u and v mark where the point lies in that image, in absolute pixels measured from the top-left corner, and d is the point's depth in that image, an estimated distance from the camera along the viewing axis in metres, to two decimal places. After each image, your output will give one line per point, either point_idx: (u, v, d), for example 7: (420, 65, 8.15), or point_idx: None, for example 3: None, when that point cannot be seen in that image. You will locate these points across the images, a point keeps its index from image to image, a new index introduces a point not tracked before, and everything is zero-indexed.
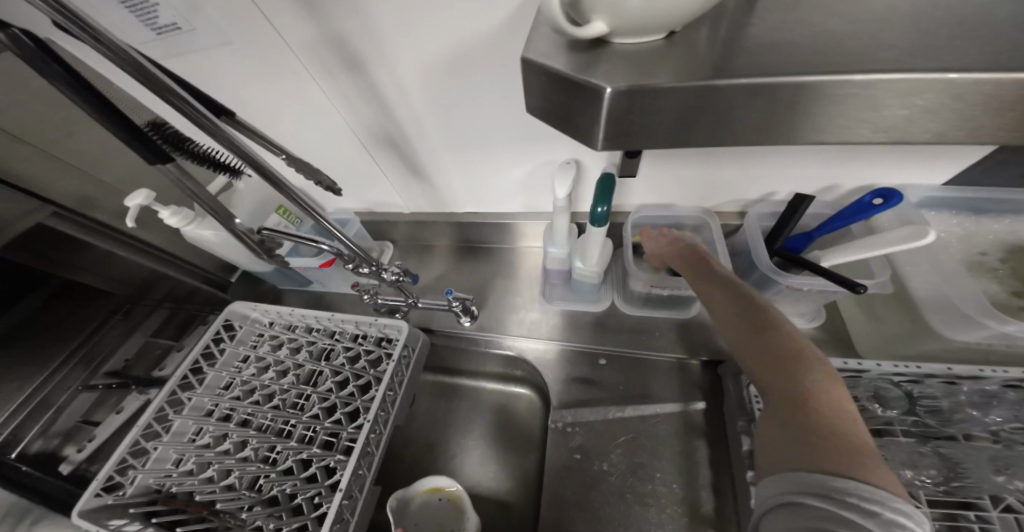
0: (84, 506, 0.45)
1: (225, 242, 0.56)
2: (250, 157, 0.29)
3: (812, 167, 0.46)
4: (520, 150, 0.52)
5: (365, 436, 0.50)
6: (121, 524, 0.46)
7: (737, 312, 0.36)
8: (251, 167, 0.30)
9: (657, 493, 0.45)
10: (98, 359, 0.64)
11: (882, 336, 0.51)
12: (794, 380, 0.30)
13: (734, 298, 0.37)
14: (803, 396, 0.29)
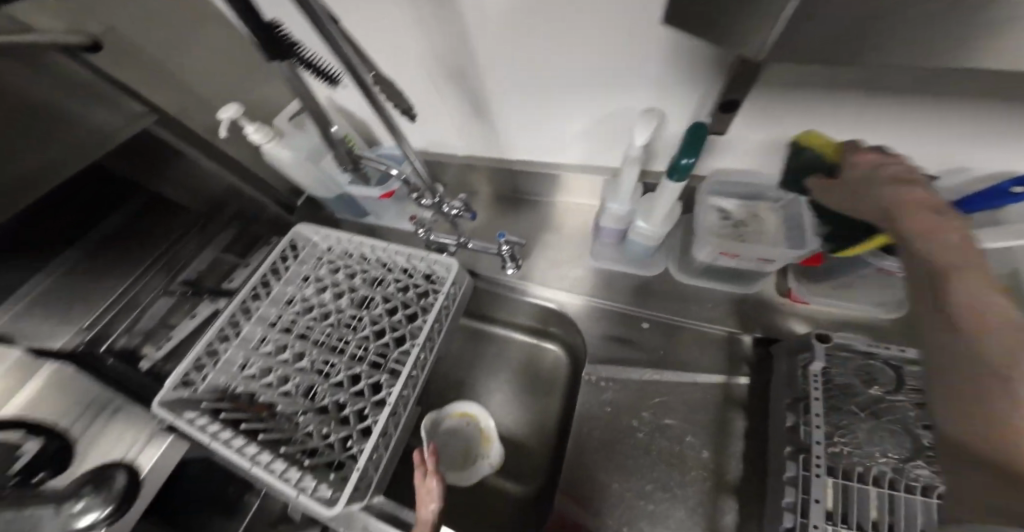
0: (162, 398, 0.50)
1: (299, 163, 0.58)
2: (355, 66, 0.30)
3: (944, 142, 0.40)
4: (597, 96, 0.48)
5: (413, 359, 0.54)
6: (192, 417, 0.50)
7: (931, 267, 0.25)
8: (354, 77, 0.31)
9: (683, 454, 0.47)
10: (177, 266, 0.64)
11: None
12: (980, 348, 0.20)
13: (937, 250, 0.25)
14: (987, 360, 0.19)
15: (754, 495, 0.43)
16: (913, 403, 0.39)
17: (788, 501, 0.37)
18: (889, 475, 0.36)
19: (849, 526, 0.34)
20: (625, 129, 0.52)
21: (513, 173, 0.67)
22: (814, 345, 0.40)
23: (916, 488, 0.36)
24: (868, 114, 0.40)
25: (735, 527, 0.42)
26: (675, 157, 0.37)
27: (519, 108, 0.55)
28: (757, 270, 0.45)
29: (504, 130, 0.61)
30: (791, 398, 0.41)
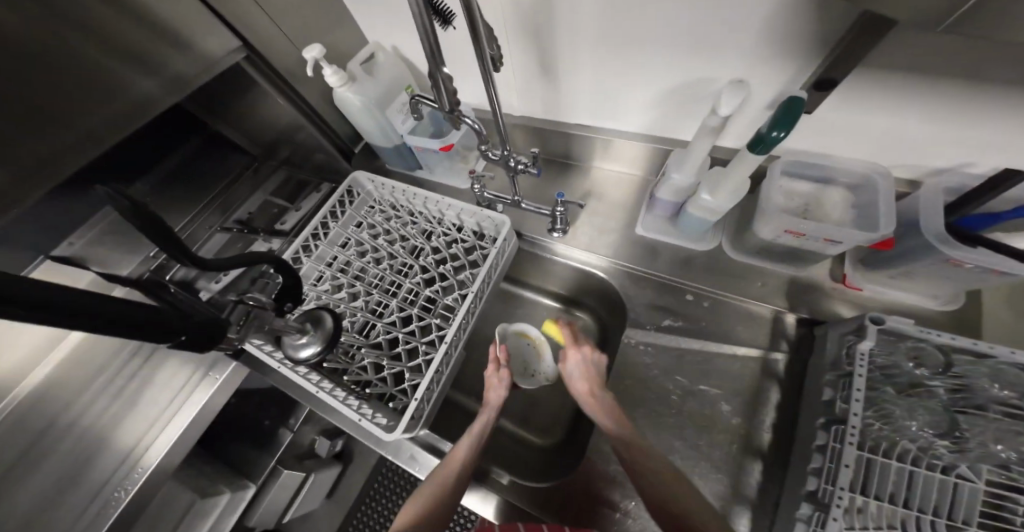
0: None
1: (366, 108, 0.61)
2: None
3: None
4: (676, 65, 0.48)
5: (465, 309, 0.57)
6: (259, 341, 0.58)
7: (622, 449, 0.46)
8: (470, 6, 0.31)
9: (717, 418, 0.50)
10: (230, 208, 0.77)
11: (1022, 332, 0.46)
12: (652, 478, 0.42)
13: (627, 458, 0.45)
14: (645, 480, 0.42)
15: (779, 461, 0.47)
16: (945, 388, 0.41)
17: (814, 466, 0.41)
18: (913, 453, 0.39)
19: (867, 495, 0.39)
20: (699, 102, 0.52)
21: (571, 136, 0.68)
22: (867, 328, 0.41)
23: (936, 467, 0.39)
24: (963, 107, 0.38)
25: (758, 487, 0.46)
26: (763, 130, 0.36)
27: (590, 73, 0.55)
28: (818, 252, 0.47)
29: (567, 94, 0.61)
30: (835, 376, 0.43)
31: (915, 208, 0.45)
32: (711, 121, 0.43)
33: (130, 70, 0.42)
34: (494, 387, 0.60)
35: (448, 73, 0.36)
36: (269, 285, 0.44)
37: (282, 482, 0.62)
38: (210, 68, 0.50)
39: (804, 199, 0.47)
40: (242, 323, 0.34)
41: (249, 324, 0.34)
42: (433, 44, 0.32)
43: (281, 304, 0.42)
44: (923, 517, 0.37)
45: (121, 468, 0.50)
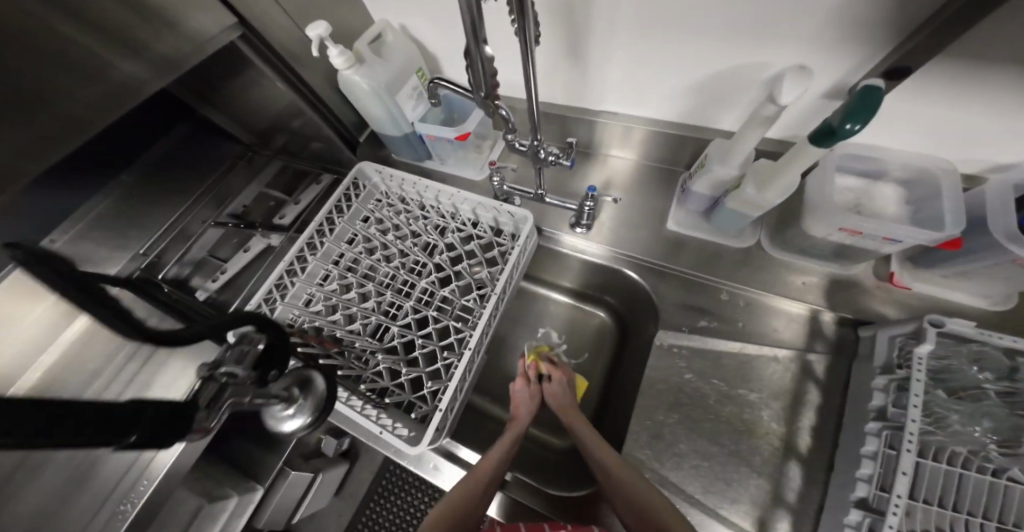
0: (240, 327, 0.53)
1: (375, 94, 0.56)
2: None
3: None
4: (722, 49, 0.43)
5: (489, 313, 0.54)
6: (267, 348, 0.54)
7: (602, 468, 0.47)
8: None
9: (757, 420, 0.50)
10: (225, 200, 0.72)
11: None
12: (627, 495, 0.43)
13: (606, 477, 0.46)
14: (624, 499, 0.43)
15: (820, 464, 0.46)
16: (997, 391, 0.41)
17: (864, 472, 0.39)
18: (962, 456, 0.37)
19: (917, 501, 0.37)
20: (743, 92, 0.48)
21: (595, 126, 0.63)
22: (926, 330, 0.39)
23: (987, 470, 0.36)
24: None
25: (798, 490, 0.45)
26: (835, 122, 0.32)
27: (624, 58, 0.51)
28: (874, 249, 0.45)
29: (596, 80, 0.56)
30: (885, 380, 0.41)
31: (984, 205, 0.41)
32: (767, 110, 0.38)
33: (111, 51, 0.36)
34: (523, 403, 0.60)
35: (489, 54, 0.31)
36: (247, 354, 0.29)
37: (291, 483, 0.58)
38: (204, 49, 0.44)
39: (856, 194, 0.44)
40: (212, 404, 0.25)
41: (220, 401, 0.25)
42: (474, 16, 0.28)
43: (266, 375, 0.32)
44: (974, 522, 0.35)
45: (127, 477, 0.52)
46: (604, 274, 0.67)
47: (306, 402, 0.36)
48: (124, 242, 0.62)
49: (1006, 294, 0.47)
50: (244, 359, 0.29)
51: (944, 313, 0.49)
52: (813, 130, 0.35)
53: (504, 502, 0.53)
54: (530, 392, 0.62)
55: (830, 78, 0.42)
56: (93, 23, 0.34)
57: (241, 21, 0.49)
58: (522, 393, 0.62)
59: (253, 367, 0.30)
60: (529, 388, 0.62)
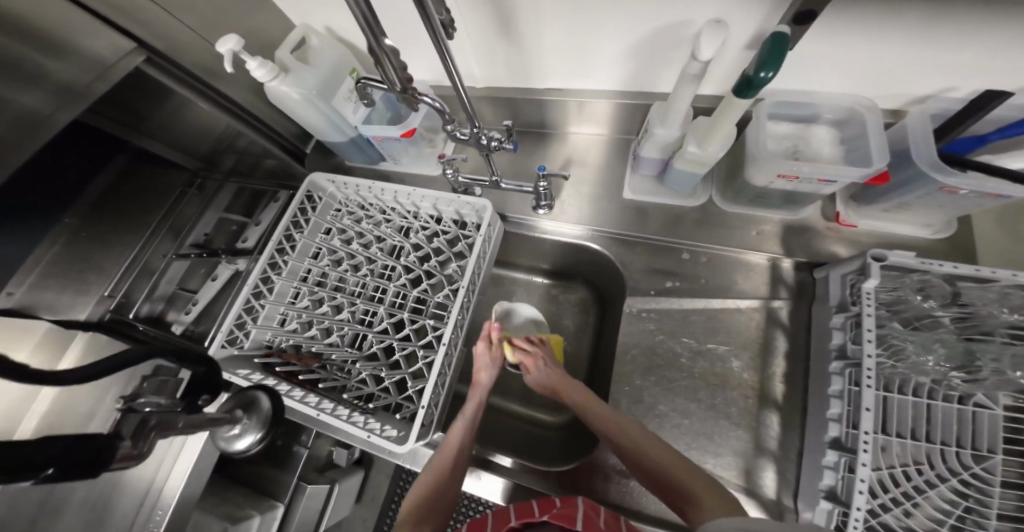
0: (215, 357, 0.53)
1: (307, 103, 0.55)
2: None
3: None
4: (644, 11, 0.43)
5: (460, 306, 0.54)
6: (246, 373, 0.54)
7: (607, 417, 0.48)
8: None
9: (729, 375, 0.51)
10: (183, 231, 0.70)
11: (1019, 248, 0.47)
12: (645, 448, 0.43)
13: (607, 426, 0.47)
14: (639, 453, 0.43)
15: (795, 409, 0.48)
16: (951, 317, 0.43)
17: (834, 412, 0.41)
18: (928, 386, 0.41)
19: (890, 435, 0.41)
20: (673, 49, 0.48)
21: (543, 104, 0.63)
22: (871, 266, 0.40)
23: (952, 397, 0.41)
24: (948, 23, 0.35)
25: (778, 437, 0.48)
26: (750, 72, 0.33)
27: (555, 32, 0.50)
28: (814, 192, 0.46)
29: (533, 56, 0.55)
30: (843, 317, 0.43)
31: (907, 133, 0.43)
32: (692, 68, 0.38)
33: (4, 85, 0.36)
34: (485, 366, 0.59)
35: (392, 46, 0.32)
36: (165, 384, 0.31)
37: (310, 495, 0.58)
38: (105, 74, 0.44)
39: (795, 139, 0.45)
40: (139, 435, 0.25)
41: (145, 431, 0.25)
42: (366, 13, 0.28)
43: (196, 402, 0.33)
44: (945, 450, 0.40)
45: (146, 505, 0.52)
46: (574, 251, 0.67)
47: (251, 423, 0.40)
48: (84, 287, 0.63)
49: (947, 221, 0.49)
50: (161, 391, 0.30)
51: (897, 246, 0.51)
52: (734, 84, 0.35)
53: (508, 485, 0.53)
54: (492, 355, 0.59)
55: (750, 27, 0.41)
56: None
57: (139, 43, 0.48)
58: (483, 356, 0.60)
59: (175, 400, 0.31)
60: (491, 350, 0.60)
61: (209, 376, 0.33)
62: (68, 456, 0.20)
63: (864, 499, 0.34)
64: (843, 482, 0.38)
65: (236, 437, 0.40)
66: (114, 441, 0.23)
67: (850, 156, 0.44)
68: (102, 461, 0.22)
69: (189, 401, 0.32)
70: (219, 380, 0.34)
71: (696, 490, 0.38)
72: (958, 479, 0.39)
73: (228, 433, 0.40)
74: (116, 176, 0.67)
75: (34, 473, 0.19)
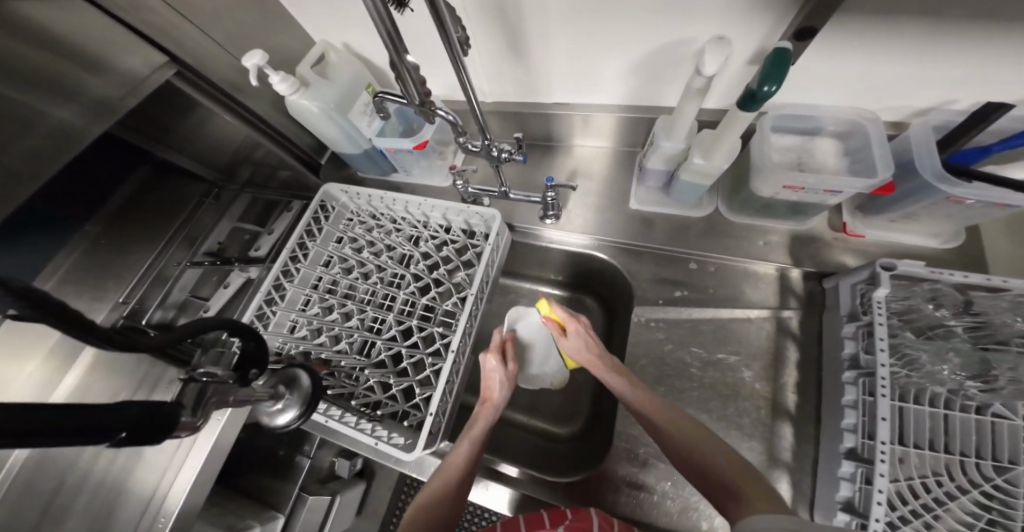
0: None
1: (325, 116, 0.57)
2: None
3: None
4: (648, 28, 0.45)
5: (469, 312, 0.55)
6: None
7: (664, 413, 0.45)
8: None
9: (739, 385, 0.51)
10: (197, 241, 0.72)
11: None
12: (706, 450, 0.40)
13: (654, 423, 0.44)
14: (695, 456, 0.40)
15: (808, 420, 0.47)
16: (965, 326, 0.42)
17: (849, 423, 0.41)
18: (945, 396, 0.41)
19: (907, 445, 0.40)
20: (676, 65, 0.49)
21: (551, 117, 0.65)
22: (880, 275, 0.40)
23: (970, 407, 0.40)
24: (947, 36, 0.36)
25: (792, 448, 0.47)
26: (753, 87, 0.34)
27: (564, 50, 0.52)
28: (821, 202, 0.47)
29: (541, 71, 0.57)
30: (854, 327, 0.43)
31: (910, 145, 0.44)
32: (696, 82, 0.39)
33: (39, 99, 0.38)
34: (498, 384, 0.56)
35: (413, 61, 0.34)
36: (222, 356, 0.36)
37: (311, 507, 0.57)
38: (138, 88, 0.47)
39: (799, 151, 0.46)
40: (195, 404, 0.30)
41: (201, 401, 0.31)
42: (390, 30, 0.30)
43: (247, 374, 0.37)
44: (966, 461, 0.38)
45: (148, 513, 0.49)
46: (581, 260, 0.68)
47: (293, 397, 0.48)
48: (101, 293, 0.63)
49: (954, 231, 0.50)
50: (220, 362, 0.36)
51: (905, 257, 0.51)
52: (737, 98, 0.37)
53: (515, 496, 0.53)
54: (508, 373, 0.56)
55: (752, 42, 0.43)
56: (2, 67, 0.35)
57: (173, 58, 0.51)
58: (496, 372, 0.56)
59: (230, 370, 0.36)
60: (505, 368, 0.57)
61: (256, 353, 0.38)
62: (132, 424, 0.23)
63: (883, 511, 0.33)
64: (861, 494, 0.37)
65: (279, 412, 0.49)
66: (171, 412, 0.27)
67: (854, 167, 0.45)
68: (159, 429, 0.26)
69: (241, 373, 0.37)
70: (265, 354, 0.39)
71: (742, 490, 0.35)
72: (980, 491, 0.37)
73: (271, 408, 0.49)
74: (139, 187, 0.69)
75: (108, 436, 0.22)
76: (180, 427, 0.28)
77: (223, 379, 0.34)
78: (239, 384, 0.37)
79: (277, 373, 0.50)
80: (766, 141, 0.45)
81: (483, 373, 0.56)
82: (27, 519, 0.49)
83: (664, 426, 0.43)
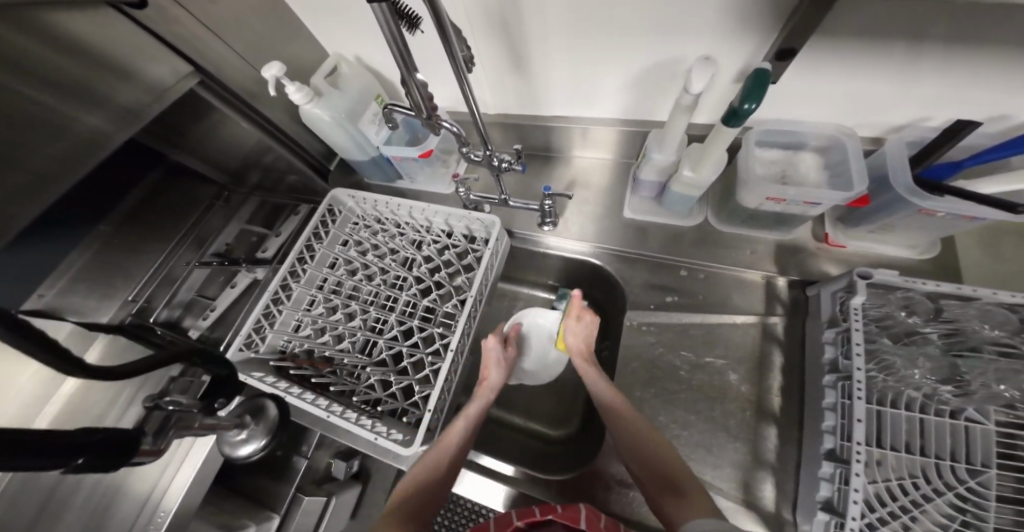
0: (235, 358, 0.55)
1: (335, 123, 0.60)
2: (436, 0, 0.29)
3: (995, 94, 0.41)
4: (642, 46, 0.48)
5: (468, 312, 0.57)
6: (262, 375, 0.56)
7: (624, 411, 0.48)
8: (431, 9, 0.30)
9: (727, 388, 0.53)
10: (205, 242, 0.74)
11: (999, 271, 0.49)
12: (653, 447, 0.44)
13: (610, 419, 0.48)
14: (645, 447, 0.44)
15: (792, 423, 0.49)
16: (938, 333, 0.45)
17: (829, 425, 0.42)
18: (920, 400, 0.42)
19: (884, 448, 0.42)
20: (668, 82, 0.53)
21: (550, 129, 0.68)
22: (857, 283, 0.43)
23: (944, 411, 0.42)
24: (918, 59, 0.40)
25: (776, 450, 0.48)
26: (736, 104, 0.37)
27: (563, 67, 0.56)
28: (803, 214, 0.49)
29: (541, 86, 0.61)
30: (834, 332, 0.45)
31: (885, 160, 0.47)
32: (685, 100, 0.42)
33: (74, 107, 0.41)
34: (495, 364, 0.61)
35: (421, 77, 0.37)
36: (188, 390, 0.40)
37: (305, 510, 0.57)
38: (162, 97, 0.50)
39: (782, 165, 0.49)
40: (156, 432, 0.32)
41: (164, 429, 0.33)
42: (402, 49, 0.33)
43: (212, 404, 0.41)
44: (941, 463, 0.40)
45: (145, 511, 0.51)
46: (577, 267, 0.70)
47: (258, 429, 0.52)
48: (112, 291, 0.65)
49: (931, 242, 0.52)
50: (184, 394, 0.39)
51: (884, 267, 0.54)
52: (721, 115, 0.40)
53: (511, 494, 0.54)
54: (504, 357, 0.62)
55: (738, 61, 0.46)
56: (40, 77, 0.38)
57: (196, 68, 0.55)
58: (495, 351, 0.62)
59: (192, 400, 0.39)
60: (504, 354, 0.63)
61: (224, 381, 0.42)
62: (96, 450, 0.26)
63: (859, 509, 0.35)
64: (839, 493, 0.39)
65: (242, 443, 0.51)
66: (134, 438, 0.30)
67: (834, 181, 0.48)
68: (119, 455, 0.28)
69: (207, 403, 0.40)
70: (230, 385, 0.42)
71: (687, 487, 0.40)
72: (954, 493, 0.39)
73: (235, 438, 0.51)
74: (150, 191, 0.70)
75: (64, 461, 0.24)
76: (141, 453, 0.30)
77: (188, 407, 0.37)
78: (205, 412, 0.40)
79: (244, 404, 0.54)
80: (752, 151, 0.48)
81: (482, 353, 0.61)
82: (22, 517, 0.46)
83: (620, 421, 0.47)
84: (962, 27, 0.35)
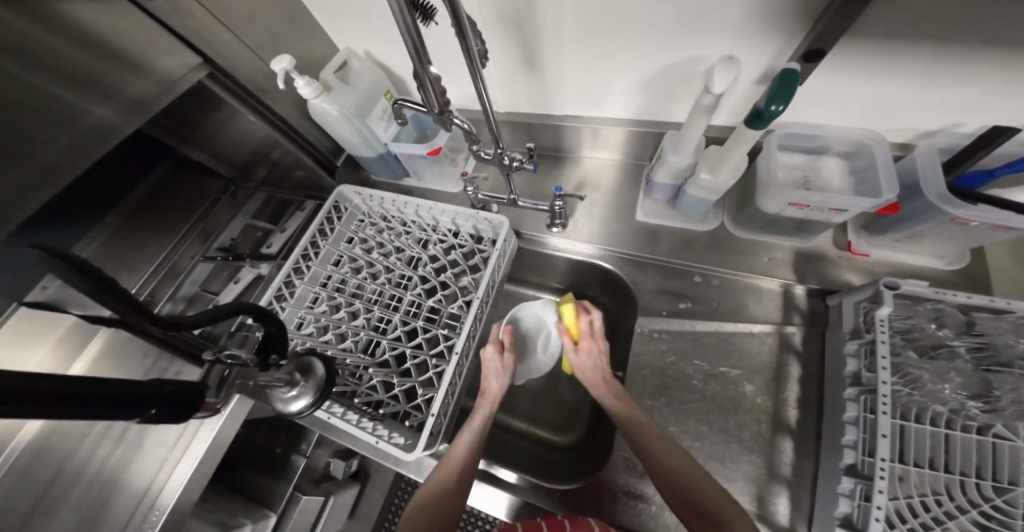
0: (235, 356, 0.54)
1: (344, 119, 0.59)
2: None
3: None
4: (660, 45, 0.47)
5: (475, 313, 0.56)
6: None
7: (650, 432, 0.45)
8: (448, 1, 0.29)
9: (741, 398, 0.51)
10: (211, 236, 0.74)
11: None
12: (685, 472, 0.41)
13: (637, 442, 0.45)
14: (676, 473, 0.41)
15: (809, 435, 0.47)
16: (967, 348, 0.42)
17: (849, 440, 0.41)
18: (946, 415, 0.40)
19: (906, 464, 0.40)
20: (686, 82, 0.51)
21: (561, 129, 0.66)
22: (883, 293, 0.41)
23: (971, 428, 0.40)
24: (955, 61, 0.38)
25: (792, 464, 0.46)
26: (761, 105, 0.35)
27: (577, 66, 0.54)
28: (826, 220, 0.47)
29: (553, 84, 0.59)
30: (856, 344, 0.43)
31: (915, 166, 0.45)
32: (705, 100, 0.41)
33: (84, 97, 0.40)
34: (494, 373, 0.57)
35: (434, 70, 0.35)
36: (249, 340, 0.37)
37: (304, 508, 0.55)
38: (172, 89, 0.49)
39: (805, 169, 0.47)
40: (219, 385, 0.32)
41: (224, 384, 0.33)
42: (416, 41, 0.32)
43: (267, 358, 0.39)
44: (965, 480, 0.38)
45: (139, 510, 0.48)
46: (586, 270, 0.69)
47: (308, 384, 0.45)
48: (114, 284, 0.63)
49: (959, 253, 0.50)
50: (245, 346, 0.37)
51: (909, 276, 0.52)
52: (744, 116, 0.38)
53: (514, 502, 0.52)
54: (504, 361, 0.58)
55: (762, 61, 0.45)
56: (54, 69, 0.38)
57: (206, 60, 0.54)
58: (493, 361, 0.58)
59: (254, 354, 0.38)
60: (502, 358, 0.59)
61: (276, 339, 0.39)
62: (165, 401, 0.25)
63: (881, 528, 0.33)
64: (860, 510, 0.37)
65: (293, 398, 0.45)
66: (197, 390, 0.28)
67: (859, 187, 0.46)
68: (186, 409, 0.27)
69: (263, 357, 0.38)
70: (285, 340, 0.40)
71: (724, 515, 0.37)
72: (979, 511, 0.36)
73: (286, 394, 0.45)
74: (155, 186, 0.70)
75: (138, 412, 0.24)
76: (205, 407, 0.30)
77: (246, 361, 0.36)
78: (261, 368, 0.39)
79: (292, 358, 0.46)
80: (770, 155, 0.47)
81: (480, 362, 0.58)
82: (11, 519, 0.45)
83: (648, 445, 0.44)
84: (1008, 28, 0.33)
